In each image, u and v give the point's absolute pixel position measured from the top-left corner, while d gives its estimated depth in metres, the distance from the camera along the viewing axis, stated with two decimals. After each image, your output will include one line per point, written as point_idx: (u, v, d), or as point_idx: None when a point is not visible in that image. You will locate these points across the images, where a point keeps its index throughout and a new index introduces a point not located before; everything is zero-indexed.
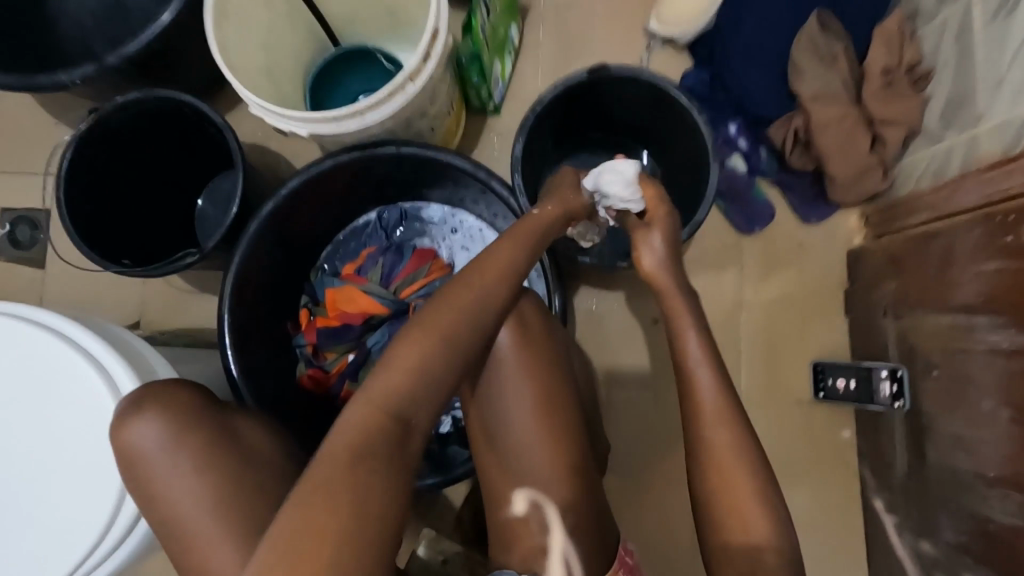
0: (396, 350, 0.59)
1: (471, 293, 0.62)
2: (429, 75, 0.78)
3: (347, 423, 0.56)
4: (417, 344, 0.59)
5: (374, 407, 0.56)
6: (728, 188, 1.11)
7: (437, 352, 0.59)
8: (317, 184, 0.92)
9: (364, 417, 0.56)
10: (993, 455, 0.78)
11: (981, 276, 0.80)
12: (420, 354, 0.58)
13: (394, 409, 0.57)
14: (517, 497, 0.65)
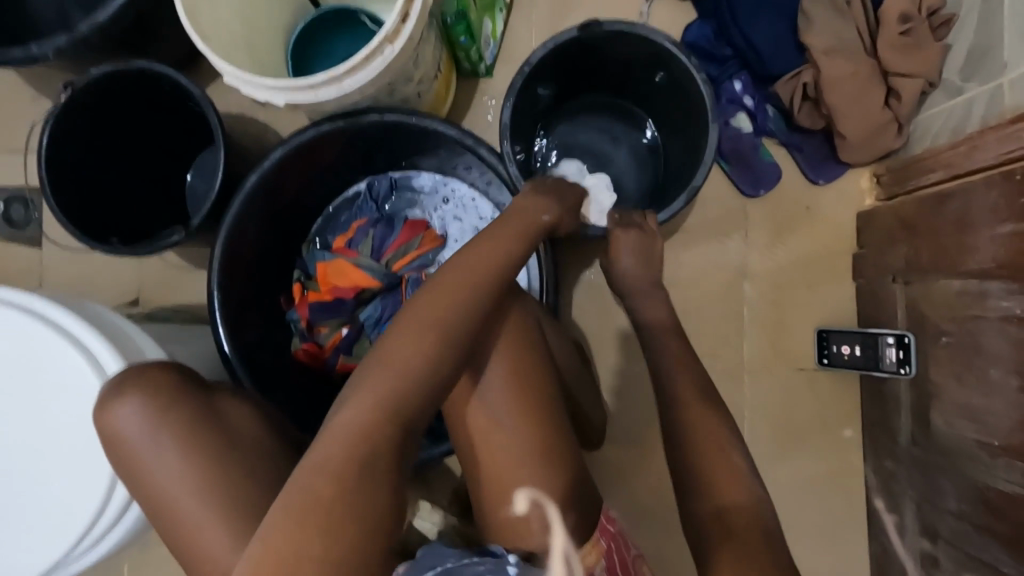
0: (390, 348, 0.57)
1: (463, 289, 0.61)
2: (407, 37, 0.74)
3: (342, 425, 0.54)
4: (412, 344, 0.58)
5: (370, 406, 0.55)
6: (733, 149, 1.06)
7: (432, 349, 0.58)
8: (301, 155, 0.89)
9: (361, 417, 0.54)
10: (999, 424, 0.76)
11: (996, 239, 0.76)
12: (415, 351, 0.57)
13: (389, 410, 0.55)
14: (518, 497, 0.63)
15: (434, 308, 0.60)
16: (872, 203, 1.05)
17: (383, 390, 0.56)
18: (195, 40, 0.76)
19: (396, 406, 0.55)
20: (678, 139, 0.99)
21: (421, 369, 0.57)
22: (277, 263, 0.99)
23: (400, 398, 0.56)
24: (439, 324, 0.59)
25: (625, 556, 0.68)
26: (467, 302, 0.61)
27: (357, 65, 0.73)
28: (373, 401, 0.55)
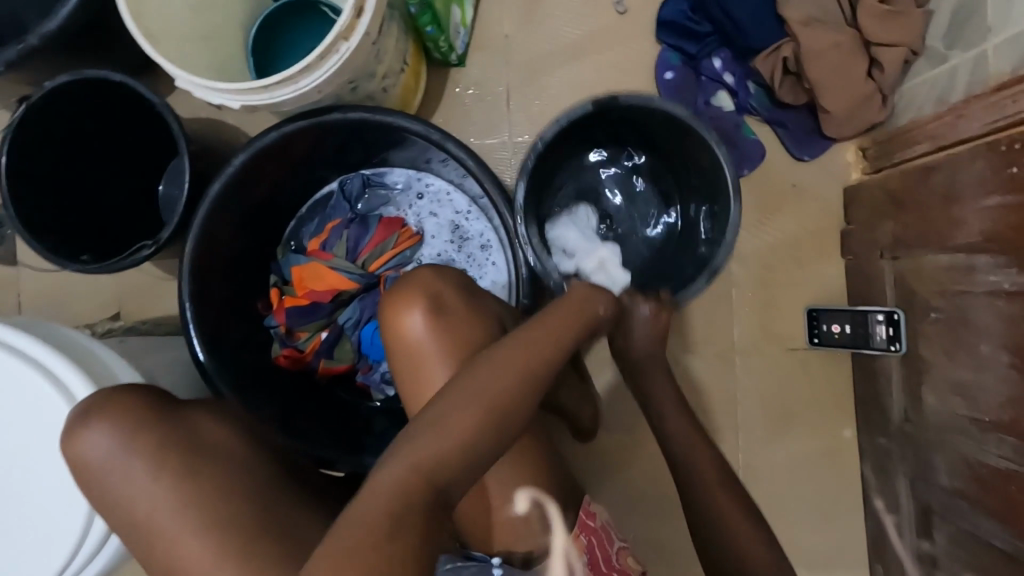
0: (446, 407, 0.51)
1: (528, 358, 0.56)
2: (363, 32, 0.71)
3: (382, 483, 0.47)
4: (474, 412, 0.51)
5: (417, 467, 0.48)
6: (715, 129, 1.04)
7: (490, 417, 0.52)
8: (266, 156, 0.88)
9: (404, 477, 0.47)
10: (988, 400, 0.75)
11: (982, 212, 0.74)
12: (472, 413, 0.51)
13: (442, 478, 0.48)
14: (519, 496, 0.64)
15: (501, 375, 0.54)
16: (858, 177, 1.03)
17: (435, 455, 0.49)
18: (139, 40, 0.73)
19: (449, 475, 0.49)
20: (691, 189, 0.95)
21: (480, 439, 0.51)
22: (252, 267, 0.99)
23: (456, 471, 0.49)
24: (503, 395, 0.53)
25: (608, 553, 0.64)
26: (533, 377, 0.55)
27: (313, 64, 0.70)
28: (425, 467, 0.48)
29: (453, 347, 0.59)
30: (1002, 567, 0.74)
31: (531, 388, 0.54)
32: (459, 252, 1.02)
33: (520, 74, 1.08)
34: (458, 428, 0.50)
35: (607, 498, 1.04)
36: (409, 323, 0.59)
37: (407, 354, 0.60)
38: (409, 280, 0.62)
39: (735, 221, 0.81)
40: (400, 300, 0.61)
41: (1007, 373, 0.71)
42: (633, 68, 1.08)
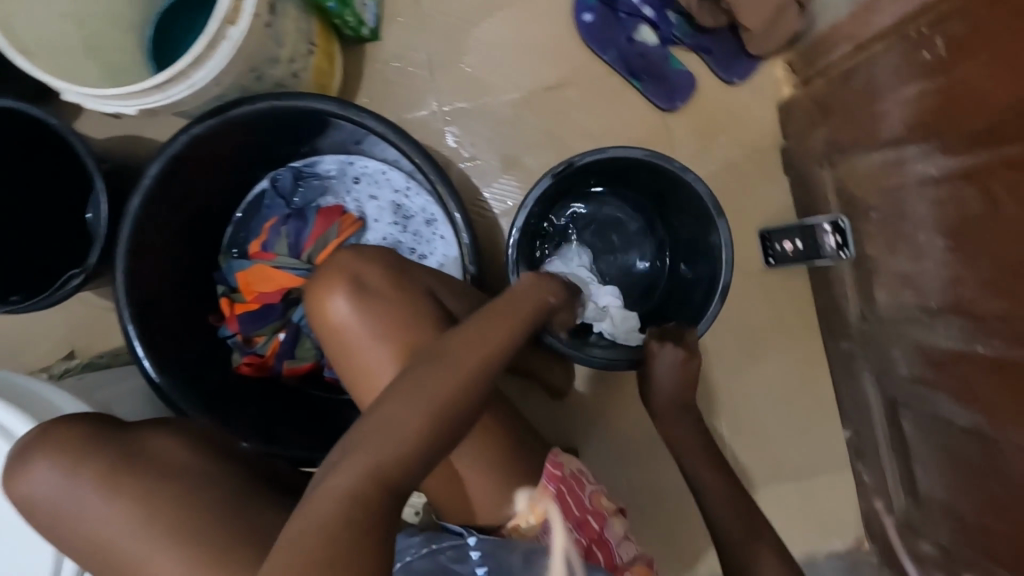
0: (391, 405, 0.51)
1: (474, 344, 0.56)
2: (250, 13, 0.68)
3: (333, 488, 0.47)
4: (421, 404, 0.51)
5: (368, 469, 0.48)
6: (643, 65, 1.03)
7: (439, 414, 0.52)
8: (182, 164, 0.84)
9: (357, 481, 0.47)
10: (933, 287, 0.76)
11: (904, 103, 0.74)
12: (418, 410, 0.51)
13: (393, 471, 0.49)
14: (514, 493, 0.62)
15: (448, 367, 0.53)
16: (790, 91, 1.03)
17: (384, 451, 0.49)
18: (11, 55, 0.69)
19: (401, 466, 0.49)
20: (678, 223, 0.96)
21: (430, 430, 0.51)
22: (195, 280, 0.96)
23: (408, 461, 0.49)
24: (451, 386, 0.53)
25: (579, 497, 0.64)
26: (483, 366, 0.55)
27: (203, 55, 0.68)
28: (375, 464, 0.48)
29: (386, 327, 0.58)
30: (966, 443, 0.76)
31: (479, 374, 0.54)
32: (405, 232, 1.00)
33: (438, 39, 1.05)
34: (406, 424, 0.50)
35: (594, 449, 1.05)
36: (336, 310, 0.58)
37: (339, 341, 0.58)
38: (328, 267, 0.60)
39: (725, 243, 0.83)
40: (322, 287, 0.59)
41: (946, 257, 0.73)
42: (551, 16, 1.05)
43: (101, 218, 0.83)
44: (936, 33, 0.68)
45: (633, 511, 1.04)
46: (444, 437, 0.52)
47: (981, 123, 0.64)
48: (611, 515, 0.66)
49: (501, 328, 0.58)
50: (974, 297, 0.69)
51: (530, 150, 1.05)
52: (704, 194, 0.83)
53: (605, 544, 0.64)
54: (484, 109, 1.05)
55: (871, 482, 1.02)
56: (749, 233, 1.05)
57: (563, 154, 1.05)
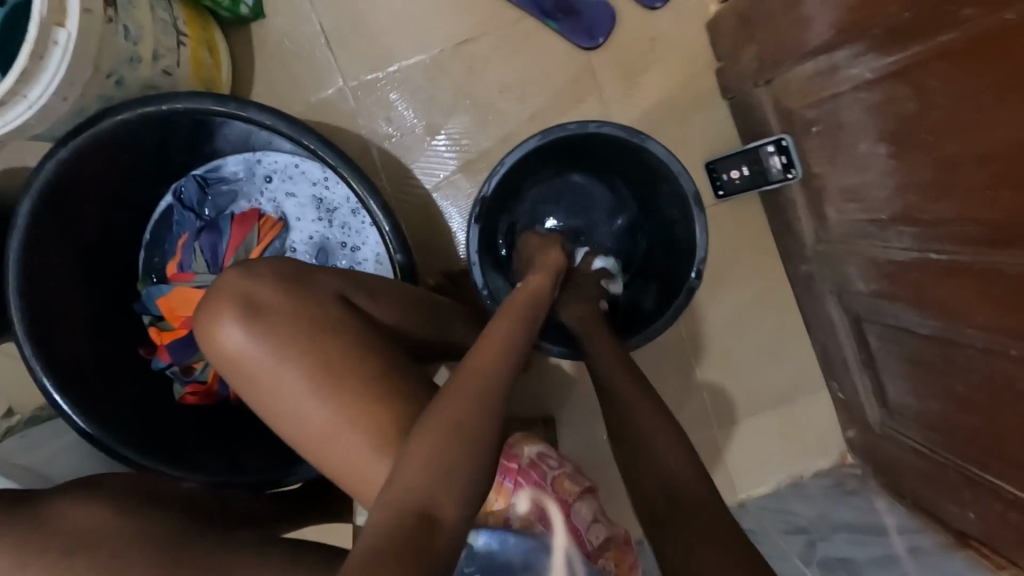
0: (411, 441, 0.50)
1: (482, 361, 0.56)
2: (77, 11, 0.61)
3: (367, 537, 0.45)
4: (430, 435, 0.49)
5: (395, 507, 0.46)
6: (554, 3, 0.94)
7: (456, 431, 0.50)
8: (58, 194, 0.76)
9: (386, 521, 0.45)
10: (879, 198, 0.72)
11: (827, 4, 0.68)
12: (437, 435, 0.50)
13: (421, 504, 0.46)
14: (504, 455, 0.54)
15: (450, 399, 0.52)
16: (716, 8, 0.96)
17: (404, 490, 0.47)
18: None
19: (426, 499, 0.46)
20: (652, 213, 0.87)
21: (449, 459, 0.48)
22: (113, 314, 0.88)
23: (429, 491, 0.47)
24: (461, 416, 0.51)
25: (539, 485, 0.60)
26: (484, 381, 0.54)
27: (33, 68, 0.60)
28: (396, 500, 0.46)
29: (294, 348, 0.53)
30: (929, 350, 0.75)
31: (481, 401, 0.52)
32: (332, 226, 0.92)
33: (328, 7, 0.95)
34: (415, 460, 0.48)
35: (568, 414, 1.03)
36: (232, 339, 0.53)
37: (238, 370, 0.54)
38: (213, 291, 0.55)
39: (692, 192, 0.74)
40: (211, 317, 0.54)
41: (888, 165, 0.69)
42: None
43: None
44: None
45: (616, 468, 1.03)
46: (472, 465, 0.49)
47: (906, 14, 0.58)
48: (577, 499, 0.62)
49: (491, 358, 0.56)
50: (920, 202, 0.66)
51: (450, 115, 0.97)
52: (681, 177, 0.74)
53: (574, 530, 0.60)
54: (393, 78, 0.96)
55: (846, 398, 1.01)
56: (694, 167, 0.99)
57: (487, 114, 0.97)
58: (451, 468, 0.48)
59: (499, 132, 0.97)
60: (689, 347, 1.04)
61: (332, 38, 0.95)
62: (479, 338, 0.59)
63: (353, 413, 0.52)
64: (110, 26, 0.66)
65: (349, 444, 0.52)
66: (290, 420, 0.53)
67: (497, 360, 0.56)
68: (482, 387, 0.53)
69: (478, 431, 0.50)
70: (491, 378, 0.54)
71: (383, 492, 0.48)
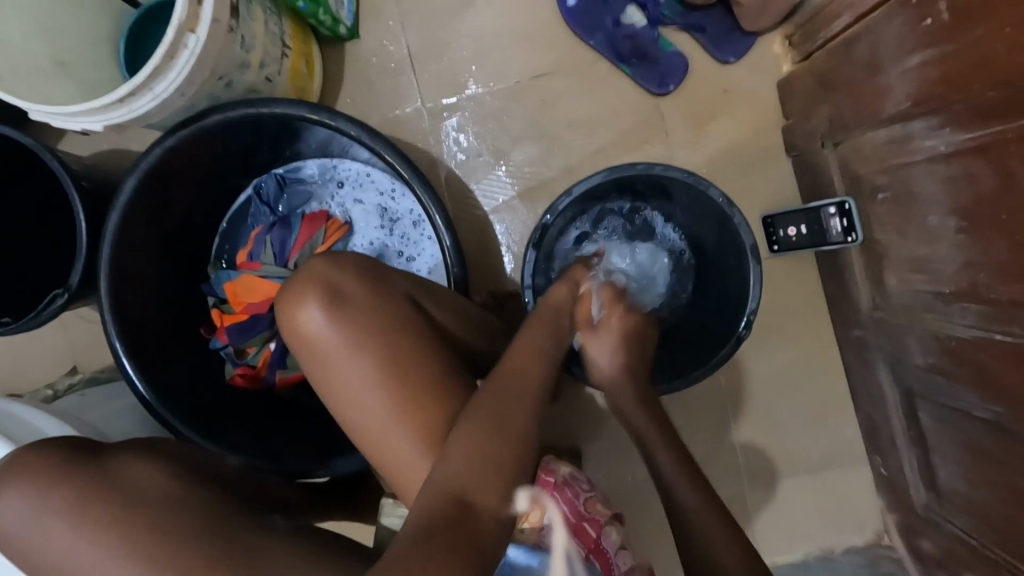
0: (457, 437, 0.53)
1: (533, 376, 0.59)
2: (208, 19, 0.69)
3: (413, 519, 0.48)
4: (471, 424, 0.53)
5: (440, 493, 0.49)
6: (631, 48, 0.98)
7: (503, 439, 0.53)
8: (156, 177, 0.82)
9: (431, 503, 0.49)
10: (947, 270, 0.71)
11: (907, 74, 0.69)
12: (485, 440, 0.53)
13: (463, 490, 0.50)
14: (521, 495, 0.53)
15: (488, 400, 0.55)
16: (790, 68, 0.97)
17: (450, 476, 0.51)
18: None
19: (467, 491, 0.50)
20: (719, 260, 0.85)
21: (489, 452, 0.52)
22: (181, 292, 0.94)
23: (468, 478, 0.50)
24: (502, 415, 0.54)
25: (574, 502, 0.61)
26: (526, 397, 0.57)
27: (163, 65, 0.69)
28: (436, 486, 0.50)
29: (361, 339, 0.56)
30: (985, 435, 0.72)
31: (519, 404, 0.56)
32: (392, 235, 0.98)
33: (417, 32, 1.02)
34: (459, 451, 0.52)
35: (597, 449, 1.02)
36: (311, 319, 0.56)
37: (311, 351, 0.57)
38: (301, 275, 0.59)
39: (750, 243, 0.74)
40: (296, 296, 0.58)
41: (959, 238, 0.68)
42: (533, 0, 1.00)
43: (81, 235, 0.83)
44: None
45: (641, 510, 1.01)
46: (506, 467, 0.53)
47: (990, 93, 0.58)
48: (608, 523, 0.63)
49: (528, 361, 0.60)
50: (990, 280, 0.65)
51: (516, 143, 1.01)
52: (746, 227, 0.74)
53: (604, 554, 0.61)
54: (468, 103, 1.02)
55: (889, 475, 0.96)
56: (751, 219, 0.99)
57: (552, 145, 1.01)
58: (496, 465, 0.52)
59: (561, 164, 1.01)
60: (729, 399, 1.02)
61: (417, 61, 1.02)
62: (511, 344, 0.63)
63: (410, 410, 0.55)
64: (230, 35, 0.75)
65: (400, 435, 0.55)
66: (352, 405, 0.56)
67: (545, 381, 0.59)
68: (514, 389, 0.57)
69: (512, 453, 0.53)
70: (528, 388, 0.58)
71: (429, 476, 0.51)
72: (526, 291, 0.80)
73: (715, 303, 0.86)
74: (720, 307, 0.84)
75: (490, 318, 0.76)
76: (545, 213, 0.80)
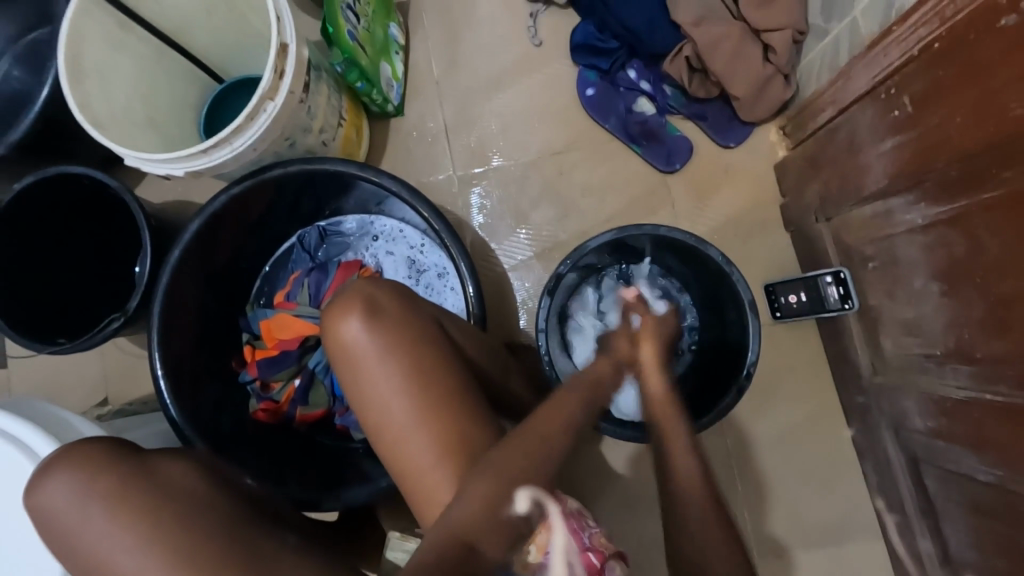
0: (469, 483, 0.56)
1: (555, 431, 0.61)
2: (286, 91, 0.83)
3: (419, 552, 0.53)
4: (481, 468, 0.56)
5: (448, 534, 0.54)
6: (642, 132, 1.10)
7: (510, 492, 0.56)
8: (218, 220, 0.93)
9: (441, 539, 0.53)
10: (936, 333, 0.76)
11: (883, 156, 0.78)
12: (495, 492, 0.55)
13: (468, 533, 0.54)
14: (520, 495, 0.56)
15: (509, 452, 0.58)
16: (784, 153, 1.08)
17: (462, 519, 0.54)
18: (85, 124, 0.82)
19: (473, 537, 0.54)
20: (721, 318, 0.91)
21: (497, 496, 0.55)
22: (220, 326, 1.02)
23: (476, 522, 0.54)
24: (519, 473, 0.57)
25: (580, 533, 0.63)
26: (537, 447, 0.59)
27: (244, 125, 0.82)
28: (450, 526, 0.54)
29: (393, 351, 0.62)
30: (991, 499, 0.72)
31: (531, 463, 0.57)
32: (417, 284, 1.06)
33: (453, 112, 1.16)
34: (473, 496, 0.55)
35: (604, 507, 1.02)
36: (352, 330, 0.62)
37: (347, 360, 0.63)
38: (345, 292, 0.66)
39: (748, 299, 0.80)
40: (339, 310, 0.64)
41: (943, 301, 0.73)
42: (555, 89, 1.15)
43: (143, 267, 0.92)
44: (902, 92, 0.74)
45: None
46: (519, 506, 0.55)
47: (954, 170, 0.67)
48: (611, 557, 0.64)
49: (543, 413, 0.63)
50: (974, 340, 0.69)
51: (536, 209, 1.12)
52: (745, 285, 0.81)
53: None
54: (494, 172, 1.14)
55: (904, 552, 0.94)
56: (753, 286, 1.06)
57: (569, 211, 1.11)
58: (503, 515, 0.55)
59: (576, 229, 1.11)
60: (736, 463, 1.02)
61: (452, 135, 1.16)
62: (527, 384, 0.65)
63: (430, 424, 0.60)
64: (300, 104, 0.88)
65: (419, 445, 0.59)
66: (377, 412, 0.61)
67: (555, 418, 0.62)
68: (531, 445, 0.59)
69: (523, 470, 0.56)
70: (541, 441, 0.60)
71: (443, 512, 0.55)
72: (540, 335, 0.86)
73: (718, 360, 0.91)
74: (725, 364, 0.89)
75: (504, 358, 0.82)
76: (560, 265, 0.88)
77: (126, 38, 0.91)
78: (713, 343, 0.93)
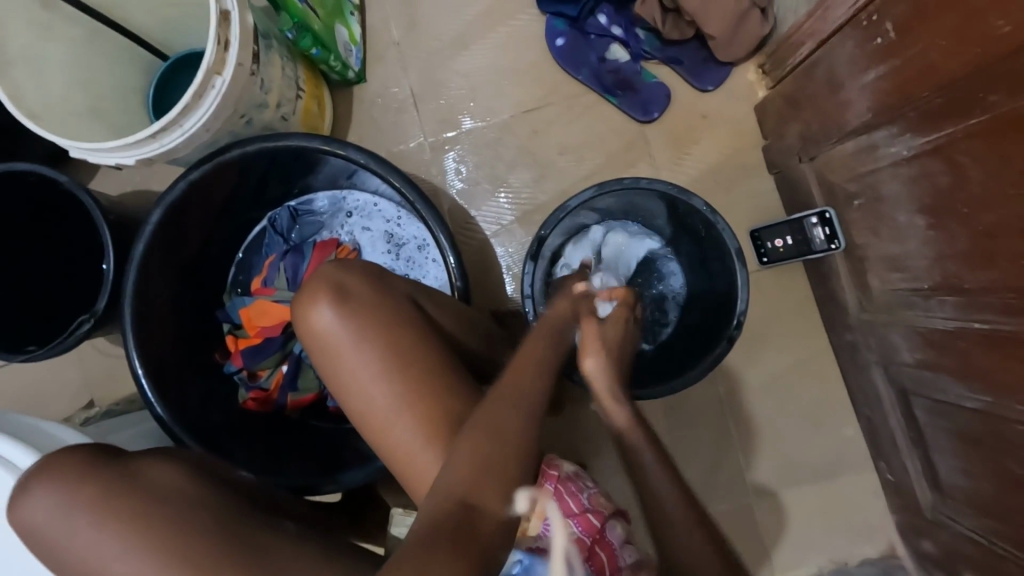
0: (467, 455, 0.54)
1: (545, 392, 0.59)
2: (234, 63, 0.77)
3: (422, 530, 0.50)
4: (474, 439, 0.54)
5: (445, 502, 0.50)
6: (616, 81, 1.06)
7: (508, 458, 0.53)
8: (178, 209, 0.88)
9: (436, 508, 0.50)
10: (922, 267, 0.75)
11: (865, 88, 0.76)
12: (492, 458, 0.53)
13: (467, 498, 0.51)
14: (518, 495, 0.53)
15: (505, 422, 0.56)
16: (764, 92, 1.05)
17: (458, 493, 0.51)
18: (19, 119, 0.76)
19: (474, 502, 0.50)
20: (708, 269, 0.90)
21: (497, 465, 0.53)
22: (197, 319, 0.99)
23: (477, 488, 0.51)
24: (513, 441, 0.54)
25: (578, 495, 0.63)
26: (530, 410, 0.57)
27: (192, 103, 0.77)
28: (446, 498, 0.51)
29: (368, 336, 0.60)
30: (978, 425, 0.74)
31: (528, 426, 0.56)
32: (398, 259, 1.03)
33: (418, 74, 1.11)
34: (469, 466, 0.53)
35: (602, 463, 1.03)
36: (322, 319, 0.60)
37: (322, 350, 0.61)
38: (311, 280, 0.63)
39: (734, 248, 0.79)
40: (305, 300, 0.62)
41: (929, 234, 0.72)
42: (523, 42, 1.10)
43: (108, 264, 0.88)
44: (882, 18, 0.70)
45: None
46: (518, 472, 0.53)
47: (939, 97, 0.64)
48: (611, 516, 0.64)
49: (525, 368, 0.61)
50: (961, 271, 0.69)
51: (513, 171, 1.08)
52: (731, 233, 0.79)
53: (608, 544, 0.62)
54: (467, 135, 1.09)
55: (894, 480, 0.96)
56: (738, 233, 1.04)
57: (546, 171, 1.08)
58: (507, 485, 0.52)
59: (555, 188, 1.07)
60: (730, 410, 1.04)
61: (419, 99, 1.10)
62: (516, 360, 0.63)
63: (416, 405, 0.58)
64: (251, 77, 0.82)
65: (407, 429, 0.58)
66: (360, 398, 0.60)
67: (546, 384, 0.61)
68: (525, 411, 0.57)
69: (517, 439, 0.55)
70: (534, 407, 0.58)
71: (437, 491, 0.52)
72: (527, 302, 0.84)
73: (708, 311, 0.90)
74: (714, 315, 0.88)
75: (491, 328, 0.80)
76: (541, 228, 0.85)
77: (52, 19, 0.83)
78: (701, 294, 0.92)
